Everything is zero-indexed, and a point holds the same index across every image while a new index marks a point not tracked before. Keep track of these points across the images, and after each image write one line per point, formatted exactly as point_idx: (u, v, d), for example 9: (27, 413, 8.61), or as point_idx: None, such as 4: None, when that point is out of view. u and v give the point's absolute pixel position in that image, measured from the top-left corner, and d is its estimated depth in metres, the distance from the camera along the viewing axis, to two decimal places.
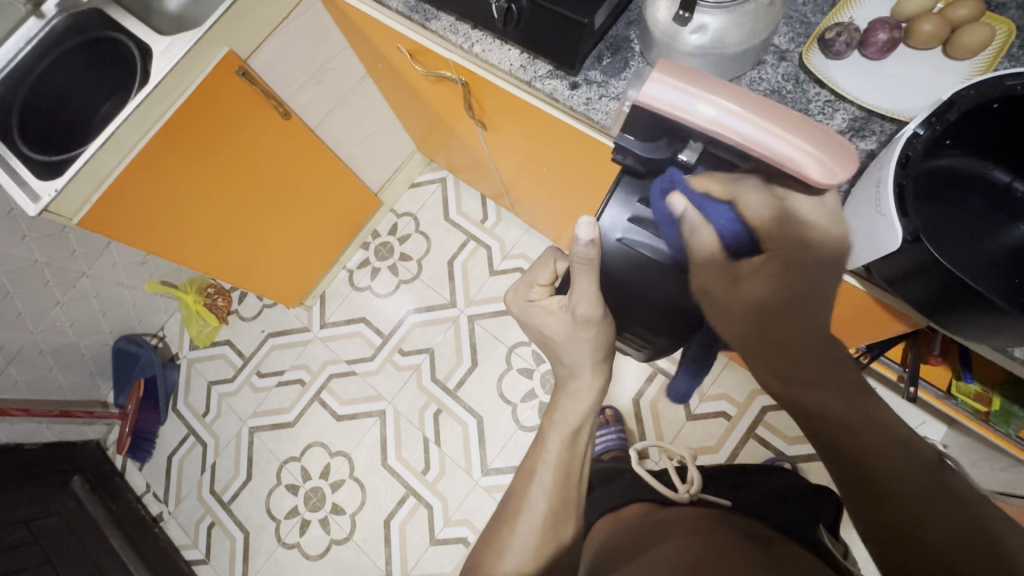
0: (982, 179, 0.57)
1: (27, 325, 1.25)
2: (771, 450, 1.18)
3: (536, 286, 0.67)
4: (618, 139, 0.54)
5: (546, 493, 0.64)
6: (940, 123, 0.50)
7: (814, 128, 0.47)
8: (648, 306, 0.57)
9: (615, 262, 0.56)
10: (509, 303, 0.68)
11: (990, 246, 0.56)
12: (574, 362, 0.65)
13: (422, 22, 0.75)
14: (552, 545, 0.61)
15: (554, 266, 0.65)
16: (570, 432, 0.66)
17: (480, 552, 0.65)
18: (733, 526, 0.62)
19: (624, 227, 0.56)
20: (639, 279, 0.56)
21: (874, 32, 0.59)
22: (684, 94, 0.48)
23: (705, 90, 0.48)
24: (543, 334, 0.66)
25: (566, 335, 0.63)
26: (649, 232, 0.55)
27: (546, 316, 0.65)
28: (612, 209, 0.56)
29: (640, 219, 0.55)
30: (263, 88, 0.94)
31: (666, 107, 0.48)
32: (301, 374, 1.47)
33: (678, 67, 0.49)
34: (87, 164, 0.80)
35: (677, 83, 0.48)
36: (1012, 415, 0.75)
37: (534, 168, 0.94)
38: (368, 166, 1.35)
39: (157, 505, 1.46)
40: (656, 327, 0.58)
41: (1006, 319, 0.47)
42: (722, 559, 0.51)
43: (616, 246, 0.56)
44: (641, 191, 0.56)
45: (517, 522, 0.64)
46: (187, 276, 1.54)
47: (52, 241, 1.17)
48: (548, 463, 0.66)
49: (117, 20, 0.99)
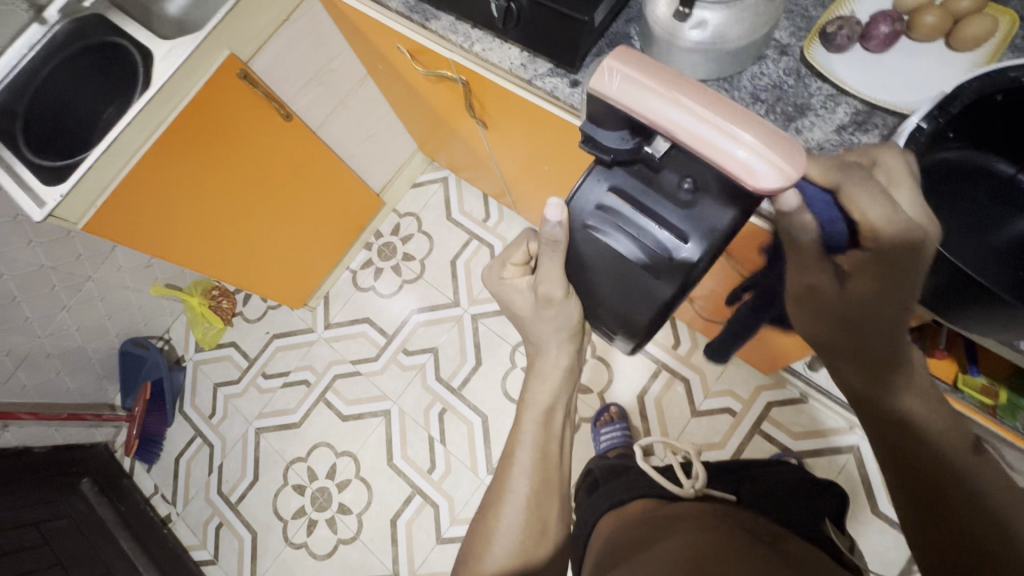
0: (987, 171, 0.57)
1: (34, 330, 1.26)
2: (776, 445, 1.17)
3: (509, 265, 0.67)
4: (589, 128, 0.51)
5: (528, 473, 0.65)
6: (942, 115, 0.50)
7: (775, 132, 0.43)
8: (621, 293, 0.54)
9: (585, 247, 0.54)
10: (484, 278, 0.69)
11: (995, 239, 0.56)
12: (542, 340, 0.67)
13: (422, 22, 0.75)
14: (538, 524, 0.64)
15: (526, 247, 0.65)
16: (543, 412, 0.68)
17: (469, 540, 0.66)
18: (725, 516, 0.62)
19: (590, 214, 0.53)
20: (607, 267, 0.54)
21: (875, 25, 0.59)
22: (638, 85, 0.45)
23: (662, 82, 0.45)
24: (512, 309, 0.68)
25: (532, 314, 0.65)
26: (619, 222, 0.51)
27: (515, 294, 0.66)
28: (584, 193, 0.53)
29: (607, 207, 0.52)
30: (265, 91, 0.94)
31: (618, 99, 0.46)
32: (306, 375, 1.48)
33: (689, 87, 0.45)
34: (90, 171, 0.80)
35: (633, 73, 0.46)
36: (1018, 408, 0.75)
37: (536, 166, 0.94)
38: (371, 167, 1.35)
39: (165, 506, 1.47)
40: (629, 314, 0.55)
41: (1011, 312, 0.47)
42: (719, 554, 0.50)
43: (581, 231, 0.53)
44: (611, 179, 0.52)
45: (502, 506, 0.65)
46: (192, 279, 1.54)
47: (58, 246, 1.18)
48: (526, 444, 0.67)
49: (119, 25, 0.99)
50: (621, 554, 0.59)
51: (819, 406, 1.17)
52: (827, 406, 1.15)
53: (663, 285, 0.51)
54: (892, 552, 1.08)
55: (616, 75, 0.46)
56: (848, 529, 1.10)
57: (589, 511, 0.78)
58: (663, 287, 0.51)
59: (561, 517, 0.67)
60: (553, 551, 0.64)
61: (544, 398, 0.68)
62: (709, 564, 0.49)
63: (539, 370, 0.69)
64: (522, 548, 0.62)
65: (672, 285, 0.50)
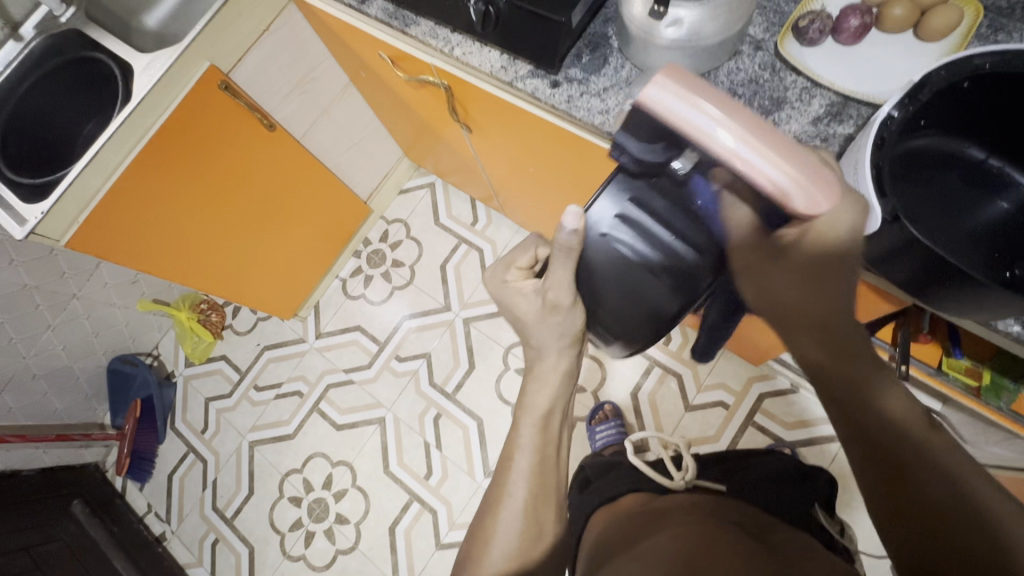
0: (957, 157, 0.59)
1: (19, 350, 1.24)
2: (770, 436, 1.18)
3: (514, 268, 0.66)
4: (619, 136, 0.52)
5: (526, 478, 0.65)
6: (913, 103, 0.51)
7: (812, 162, 0.47)
8: (625, 305, 0.55)
9: (596, 256, 0.54)
10: (486, 282, 0.68)
11: (968, 223, 0.57)
12: (542, 344, 0.66)
13: (402, 28, 0.75)
14: (533, 528, 0.63)
15: (534, 252, 0.66)
16: (542, 416, 0.67)
17: (468, 549, 0.66)
18: (713, 509, 0.63)
19: (610, 223, 0.54)
20: (616, 277, 0.55)
21: (845, 18, 0.60)
22: (697, 111, 0.45)
23: (712, 102, 0.46)
24: (515, 315, 0.66)
25: (535, 318, 0.63)
26: (634, 232, 0.53)
27: (518, 298, 0.65)
28: (602, 201, 0.54)
29: (627, 219, 0.53)
30: (247, 102, 0.94)
31: (668, 115, 0.46)
32: (299, 386, 1.47)
33: (733, 107, 0.46)
34: (72, 187, 0.80)
35: (684, 91, 0.46)
36: (1002, 389, 0.76)
37: (522, 168, 0.95)
38: (356, 173, 1.35)
39: (160, 524, 1.45)
40: (630, 325, 0.56)
41: (988, 293, 0.48)
42: (712, 548, 0.51)
43: (597, 240, 0.54)
44: (632, 190, 0.54)
45: (498, 512, 0.65)
46: (180, 293, 1.53)
47: (41, 265, 1.16)
48: (524, 449, 0.66)
49: (96, 40, 0.99)
50: (611, 551, 0.59)
51: (810, 395, 1.19)
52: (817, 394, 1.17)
53: (671, 300, 0.54)
54: None
55: (674, 96, 0.46)
56: (844, 516, 1.11)
57: (582, 508, 0.78)
58: (669, 299, 0.54)
59: (560, 518, 0.67)
60: (548, 552, 0.64)
61: (545, 405, 0.67)
62: (698, 556, 0.49)
63: (540, 375, 0.68)
64: (519, 550, 0.62)
65: (680, 299, 0.54)
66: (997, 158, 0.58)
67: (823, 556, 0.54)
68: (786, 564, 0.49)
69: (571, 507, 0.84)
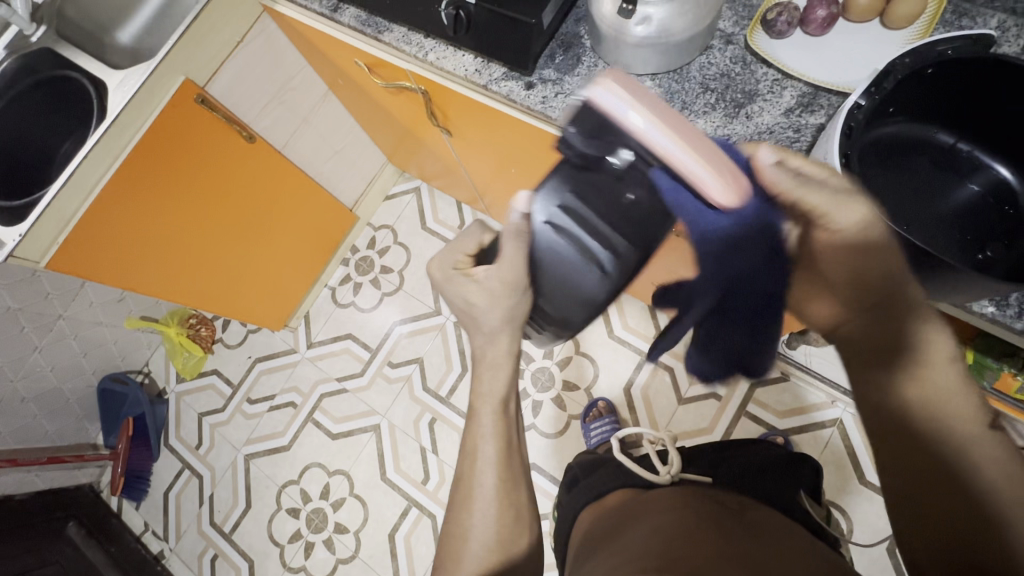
0: (927, 142, 0.60)
1: (6, 373, 1.22)
2: (762, 425, 1.19)
3: (462, 255, 0.66)
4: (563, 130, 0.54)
5: (493, 465, 0.64)
6: (879, 92, 0.52)
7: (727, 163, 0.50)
8: (565, 295, 0.60)
9: (542, 244, 0.57)
10: (433, 269, 0.66)
11: (940, 206, 0.58)
12: (500, 340, 0.65)
13: (375, 35, 0.75)
14: (511, 512, 0.62)
15: (479, 238, 0.66)
16: (508, 417, 0.68)
17: (441, 549, 0.64)
18: (697, 493, 0.64)
19: (552, 215, 0.56)
20: (557, 267, 0.58)
21: (813, 9, 0.61)
22: (626, 106, 0.50)
23: (647, 105, 0.50)
24: (468, 304, 0.63)
25: (488, 301, 0.61)
26: (575, 223, 0.56)
27: (467, 284, 0.62)
28: (546, 190, 0.57)
29: (569, 211, 0.56)
30: (224, 113, 0.93)
31: (610, 110, 0.50)
32: (292, 397, 1.46)
33: (654, 102, 0.50)
34: (50, 206, 0.79)
35: (624, 93, 0.50)
36: (984, 367, 0.78)
37: (503, 169, 0.95)
38: (340, 181, 1.35)
39: (157, 543, 1.44)
40: (568, 313, 0.61)
41: (958, 275, 0.48)
42: (692, 537, 0.50)
43: (541, 228, 0.57)
44: (574, 185, 0.56)
45: (473, 502, 0.63)
46: (168, 309, 1.52)
47: (24, 286, 1.15)
48: (488, 437, 0.66)
49: (70, 58, 0.98)
50: (595, 546, 0.59)
51: (800, 381, 1.19)
52: (807, 380, 1.18)
53: (600, 288, 0.58)
54: (882, 520, 1.10)
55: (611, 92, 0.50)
56: (838, 502, 1.12)
57: (571, 506, 0.78)
58: (598, 287, 0.58)
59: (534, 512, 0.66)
60: (532, 548, 0.63)
61: (502, 390, 0.67)
62: (676, 547, 0.49)
63: (492, 363, 0.67)
64: (499, 540, 0.61)
65: (608, 291, 0.58)
66: (966, 142, 0.59)
67: (798, 534, 0.55)
68: (772, 549, 0.49)
69: (560, 506, 0.83)
